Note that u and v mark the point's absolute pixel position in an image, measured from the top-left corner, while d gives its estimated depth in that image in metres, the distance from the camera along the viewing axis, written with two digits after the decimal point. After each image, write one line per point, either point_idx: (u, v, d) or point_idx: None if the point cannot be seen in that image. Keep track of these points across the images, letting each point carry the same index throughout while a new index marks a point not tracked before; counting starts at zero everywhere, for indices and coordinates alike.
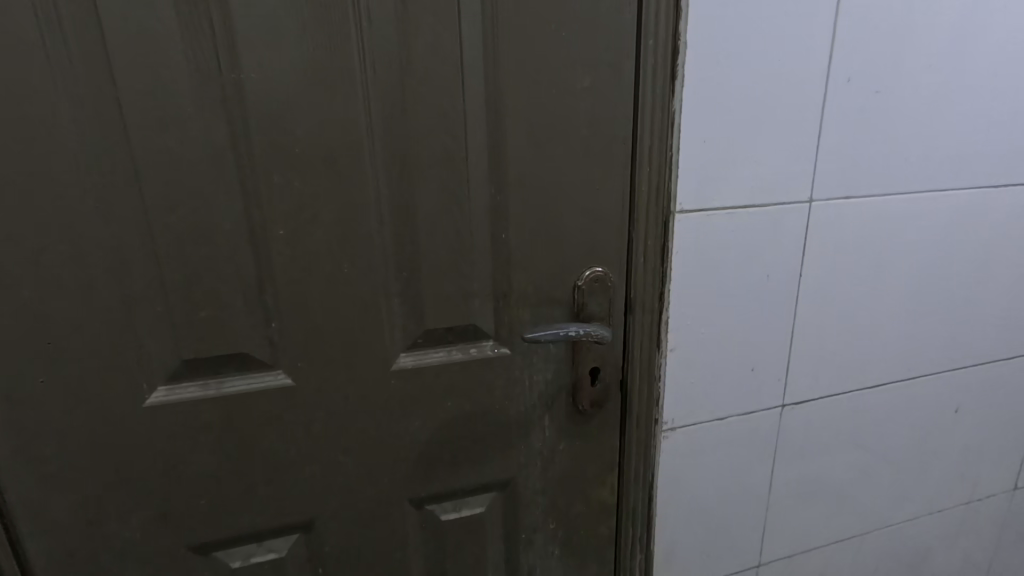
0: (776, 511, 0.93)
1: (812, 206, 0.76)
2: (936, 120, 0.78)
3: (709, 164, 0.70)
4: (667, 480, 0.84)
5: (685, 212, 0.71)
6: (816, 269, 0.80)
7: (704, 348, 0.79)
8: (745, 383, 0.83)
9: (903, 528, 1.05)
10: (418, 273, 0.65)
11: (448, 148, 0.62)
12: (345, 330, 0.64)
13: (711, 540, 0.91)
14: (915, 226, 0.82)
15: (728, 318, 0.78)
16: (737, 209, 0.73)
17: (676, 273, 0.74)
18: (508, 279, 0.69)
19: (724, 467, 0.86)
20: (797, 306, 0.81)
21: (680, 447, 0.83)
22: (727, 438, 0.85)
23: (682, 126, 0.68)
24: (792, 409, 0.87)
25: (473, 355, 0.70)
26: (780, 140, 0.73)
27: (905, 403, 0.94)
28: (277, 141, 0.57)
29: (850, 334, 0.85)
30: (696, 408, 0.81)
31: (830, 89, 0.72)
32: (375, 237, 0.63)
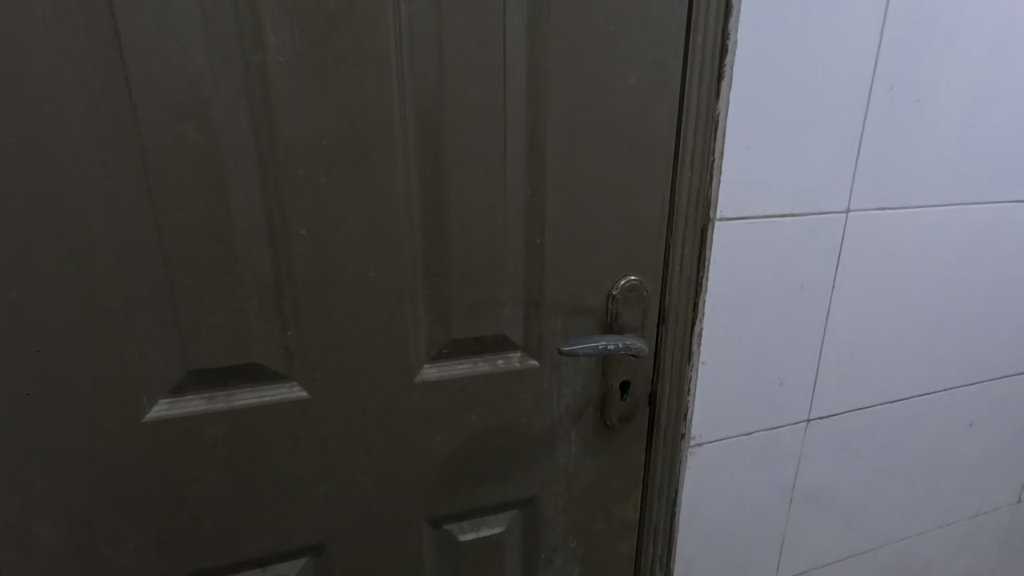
0: (794, 525, 0.91)
1: (848, 217, 0.74)
2: (971, 133, 0.77)
3: (750, 170, 0.68)
4: (691, 496, 0.81)
5: (723, 220, 0.68)
6: (849, 281, 0.78)
7: (734, 361, 0.76)
8: (772, 397, 0.80)
9: (913, 540, 1.04)
10: (447, 279, 0.61)
11: (485, 145, 0.58)
12: (368, 340, 0.60)
13: (730, 557, 0.88)
14: (944, 239, 0.81)
15: (760, 330, 0.76)
16: (775, 218, 0.71)
17: (711, 283, 0.71)
18: (541, 286, 0.65)
19: (747, 482, 0.84)
20: (827, 318, 0.79)
21: (706, 463, 0.80)
22: (752, 453, 0.82)
23: (725, 130, 0.65)
24: (815, 423, 0.85)
25: (500, 367, 0.66)
26: (820, 147, 0.70)
27: (923, 418, 0.93)
28: (305, 132, 0.52)
29: (876, 348, 0.84)
30: (723, 422, 0.78)
31: (872, 98, 0.70)
32: (405, 239, 0.58)
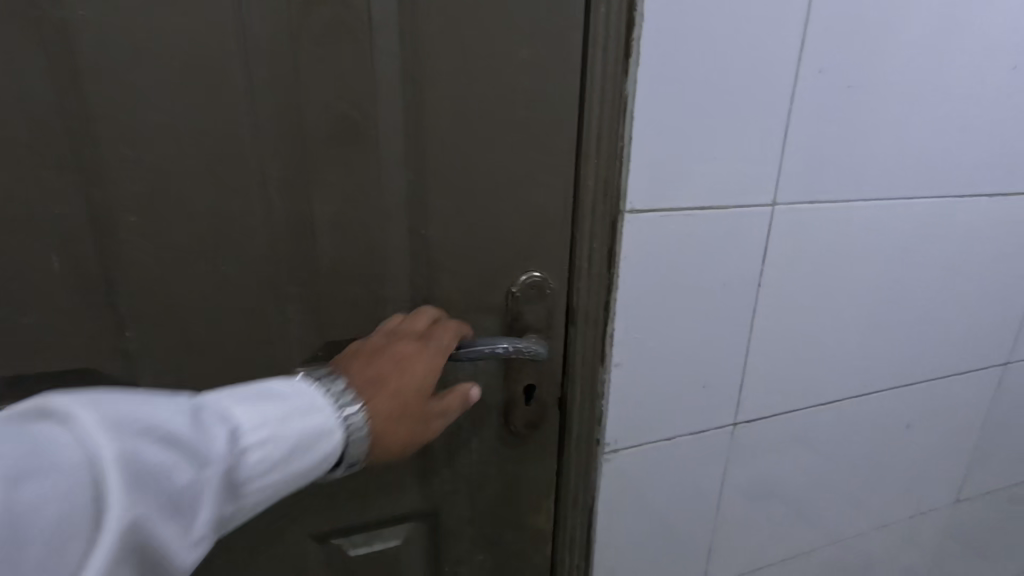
0: (723, 532, 0.88)
1: (774, 211, 0.69)
2: (907, 123, 0.72)
3: (666, 158, 0.62)
4: (610, 505, 0.76)
5: (635, 212, 0.62)
6: (776, 279, 0.73)
7: (652, 364, 0.71)
8: (695, 401, 0.75)
9: (850, 543, 1.01)
10: (317, 274, 0.54)
11: (354, 124, 0.51)
12: (224, 342, 0.53)
13: (655, 566, 0.84)
14: (877, 235, 0.76)
15: (680, 331, 0.71)
16: (694, 211, 0.65)
17: (624, 280, 0.65)
18: (430, 283, 0.59)
19: (670, 489, 0.80)
20: (753, 318, 0.74)
21: (624, 470, 0.75)
22: (675, 458, 0.78)
23: (635, 113, 0.59)
24: (743, 427, 0.81)
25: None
26: (745, 135, 0.65)
27: (858, 419, 0.90)
28: (127, 105, 0.45)
29: (807, 349, 0.80)
30: (642, 428, 0.74)
31: (802, 82, 0.65)
32: (262, 230, 0.51)
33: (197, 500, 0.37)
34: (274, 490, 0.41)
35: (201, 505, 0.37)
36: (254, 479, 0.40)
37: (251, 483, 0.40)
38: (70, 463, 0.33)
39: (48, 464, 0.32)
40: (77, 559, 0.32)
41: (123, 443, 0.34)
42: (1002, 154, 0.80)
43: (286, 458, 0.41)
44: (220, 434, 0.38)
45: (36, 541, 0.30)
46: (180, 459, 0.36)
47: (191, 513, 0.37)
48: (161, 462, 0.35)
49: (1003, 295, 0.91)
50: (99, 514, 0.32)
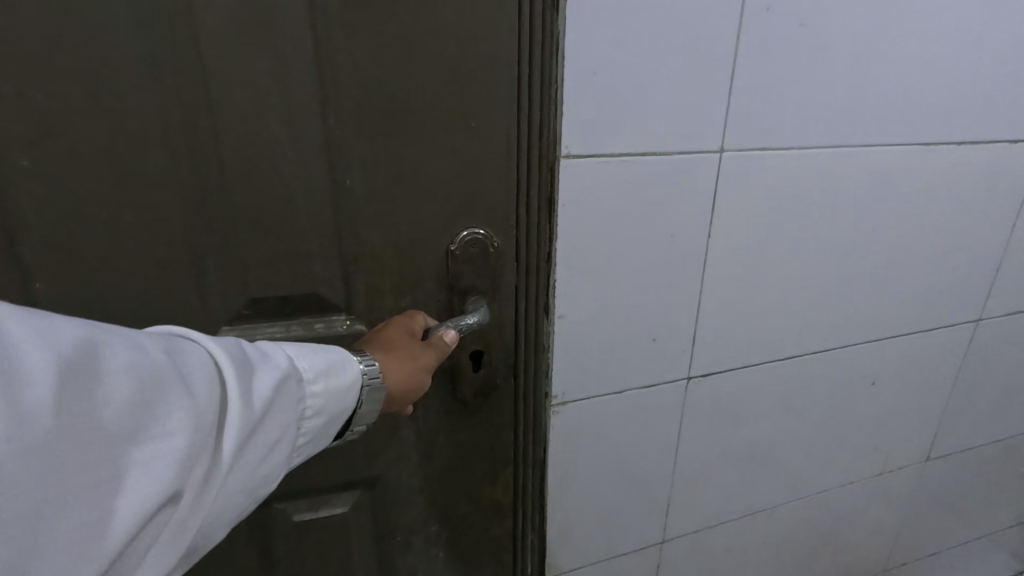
0: (682, 487, 0.87)
1: (723, 156, 0.67)
2: (864, 65, 0.69)
3: (605, 98, 0.59)
4: (559, 458, 0.75)
5: (572, 156, 0.59)
6: (728, 230, 0.71)
7: (599, 317, 0.69)
8: (645, 355, 0.74)
9: (815, 500, 1.01)
10: (232, 225, 0.52)
11: (262, 65, 0.48)
12: (135, 296, 0.52)
13: (610, 521, 0.84)
14: (835, 182, 0.74)
15: (628, 283, 0.69)
16: (637, 156, 0.63)
17: (564, 228, 0.62)
18: (356, 240, 0.56)
19: (622, 443, 0.79)
20: (705, 271, 0.72)
21: (573, 424, 0.74)
22: (627, 413, 0.76)
23: (568, 50, 0.55)
24: (697, 380, 0.79)
25: (320, 332, 0.59)
26: (690, 77, 0.62)
27: (820, 373, 0.88)
28: (0, 42, 0.42)
29: (763, 303, 0.78)
30: (590, 381, 0.72)
31: (749, 19, 0.61)
32: (167, 179, 0.49)
33: (279, 397, 0.38)
34: (331, 401, 0.43)
35: (282, 404, 0.38)
36: (315, 390, 0.42)
37: (311, 395, 0.42)
38: (186, 358, 0.34)
39: (178, 357, 0.33)
40: (213, 431, 0.33)
41: (210, 348, 0.36)
42: (969, 101, 0.77)
43: (329, 370, 0.43)
44: (278, 349, 0.41)
45: (180, 416, 0.31)
46: (255, 362, 0.38)
47: (281, 404, 0.38)
48: (242, 359, 0.37)
49: (972, 250, 0.88)
50: (212, 396, 0.33)
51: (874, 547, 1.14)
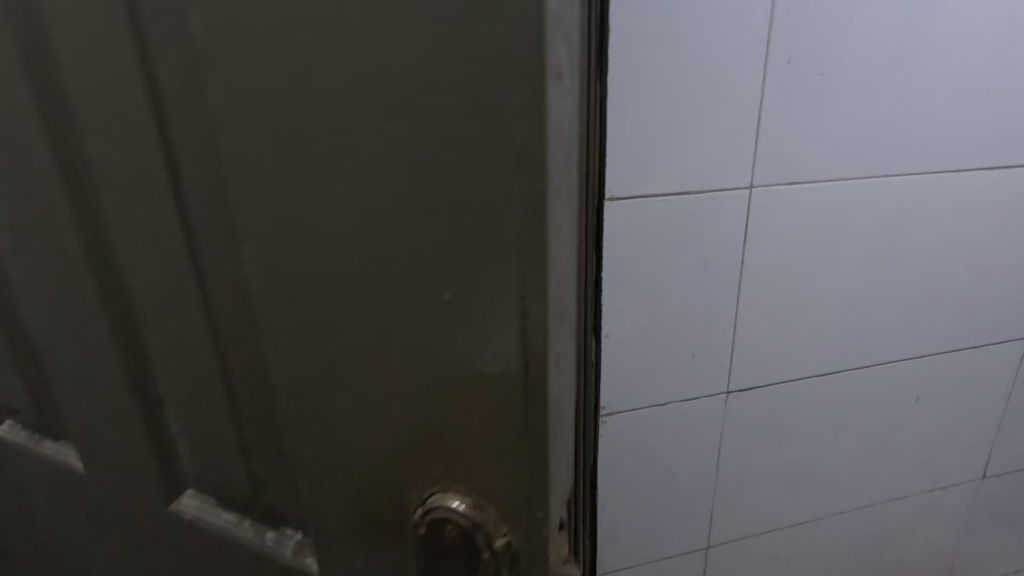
0: (722, 496, 0.86)
1: (753, 194, 0.67)
2: (888, 108, 0.67)
3: (636, 153, 0.62)
4: (605, 456, 0.78)
5: (615, 199, 0.63)
6: (759, 265, 0.71)
7: (641, 339, 0.72)
8: (682, 372, 0.75)
9: (856, 515, 0.94)
10: (160, 374, 0.37)
11: (149, 171, 0.30)
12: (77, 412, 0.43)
13: (651, 521, 0.84)
14: (869, 211, 0.72)
15: (670, 313, 0.71)
16: (671, 197, 0.65)
17: (608, 248, 0.66)
18: (259, 440, 0.35)
19: (667, 450, 0.80)
20: (737, 297, 0.72)
21: (620, 432, 0.77)
22: (668, 425, 0.78)
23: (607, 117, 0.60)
24: (735, 396, 0.79)
25: (272, 547, 0.39)
26: (713, 132, 0.63)
27: (867, 389, 0.84)
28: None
29: (796, 327, 0.76)
30: (634, 392, 0.74)
31: (770, 75, 0.62)
32: (78, 298, 0.37)
33: None
34: None
35: None
36: None
37: None
38: None
39: None
40: None
41: None
42: (1012, 123, 0.71)
43: None
44: None
45: None
46: None
47: None
48: None
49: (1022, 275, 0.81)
50: None
51: (926, 564, 1.04)
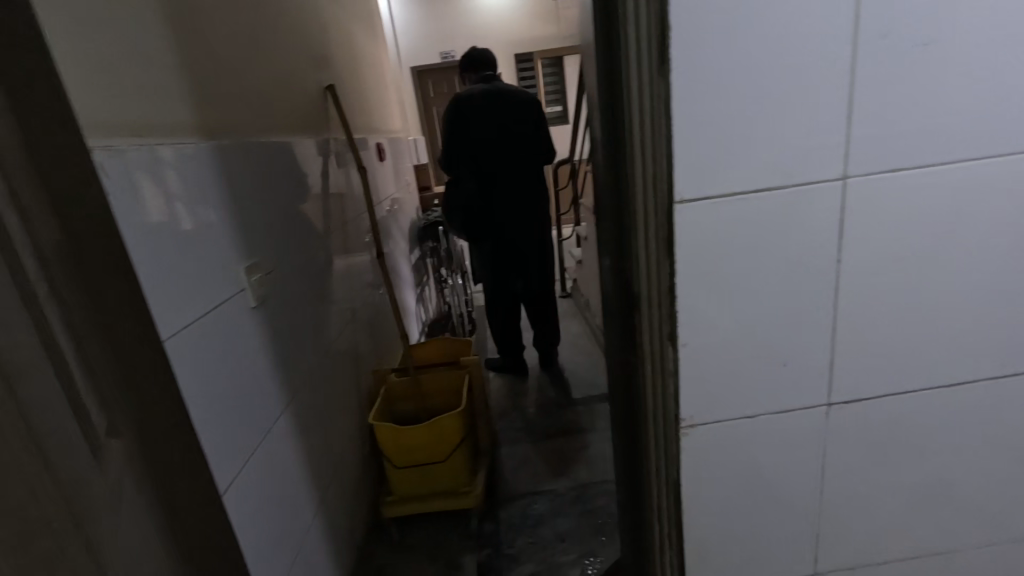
0: (829, 519, 0.78)
1: (847, 184, 0.60)
2: (1011, 75, 0.58)
3: (710, 147, 0.57)
4: (693, 476, 0.71)
5: (688, 199, 0.59)
6: (858, 263, 0.64)
7: (725, 347, 0.66)
8: (773, 382, 0.68)
9: (1002, 548, 0.81)
10: None
11: None
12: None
13: (749, 546, 0.78)
14: (997, 195, 0.62)
15: (756, 318, 0.65)
16: (751, 192, 0.60)
17: (683, 249, 0.61)
18: None
19: (763, 465, 0.73)
20: (833, 299, 0.65)
21: (706, 447, 0.70)
22: (761, 440, 0.71)
23: (674, 112, 0.56)
24: (837, 408, 0.71)
25: None
26: (796, 119, 0.58)
27: (1007, 401, 0.72)
28: None
29: (916, 327, 0.68)
30: (718, 404, 0.68)
31: (858, 52, 0.56)
32: None
33: None
34: None
35: None
36: None
37: None
38: None
39: None
40: None
41: None
42: None
43: None
44: None
45: None
46: None
47: None
48: None
49: None
50: None
51: None
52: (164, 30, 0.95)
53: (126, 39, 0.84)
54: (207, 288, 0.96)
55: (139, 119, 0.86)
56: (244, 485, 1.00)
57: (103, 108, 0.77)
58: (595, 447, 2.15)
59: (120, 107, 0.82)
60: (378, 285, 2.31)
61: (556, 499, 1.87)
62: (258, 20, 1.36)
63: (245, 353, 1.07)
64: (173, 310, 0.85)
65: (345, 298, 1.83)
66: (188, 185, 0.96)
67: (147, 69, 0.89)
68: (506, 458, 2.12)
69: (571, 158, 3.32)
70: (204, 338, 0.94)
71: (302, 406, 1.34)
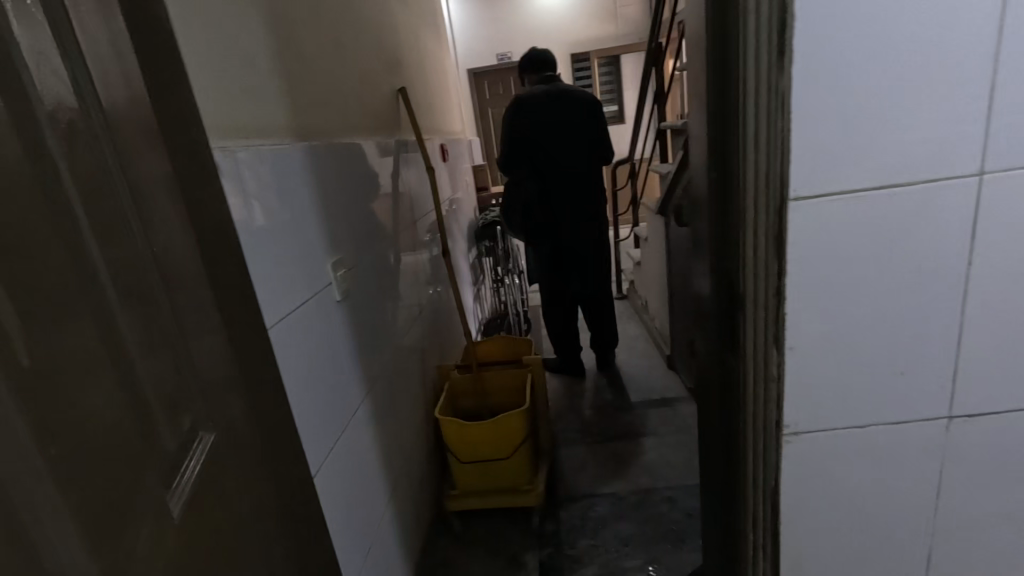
0: (944, 543, 0.72)
1: (983, 181, 0.56)
2: None
3: (830, 143, 0.55)
4: (795, 483, 0.68)
5: (801, 198, 0.57)
6: (992, 266, 0.59)
7: (836, 353, 0.62)
8: (887, 392, 0.64)
9: None
10: None
11: None
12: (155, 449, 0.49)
13: (850, 565, 0.73)
14: None
15: (872, 323, 0.61)
16: (872, 191, 0.56)
17: (794, 249, 0.58)
18: None
19: (871, 479, 0.68)
20: (961, 305, 0.60)
21: (809, 457, 0.67)
22: (870, 453, 0.67)
23: (791, 108, 0.54)
24: (959, 423, 0.66)
25: None
26: (927, 112, 0.54)
27: None
28: None
29: None
30: (825, 412, 0.65)
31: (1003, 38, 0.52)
32: None
33: None
34: None
35: None
36: None
37: None
38: None
39: None
40: None
41: None
42: None
43: None
44: None
45: None
46: None
47: None
48: None
49: None
50: None
51: None
52: (264, 37, 1.01)
53: (234, 47, 0.91)
54: (297, 281, 1.02)
55: (244, 121, 0.92)
56: (328, 472, 1.04)
57: (215, 111, 0.84)
58: (656, 452, 2.09)
59: (230, 110, 0.88)
60: (441, 283, 2.36)
61: (618, 502, 1.84)
62: (341, 26, 1.43)
63: (329, 344, 1.12)
64: (271, 300, 0.91)
65: (413, 294, 1.88)
66: (284, 184, 1.02)
67: (250, 74, 0.96)
68: (565, 459, 2.11)
69: (631, 158, 3.27)
70: (296, 329, 0.99)
71: (377, 397, 1.38)
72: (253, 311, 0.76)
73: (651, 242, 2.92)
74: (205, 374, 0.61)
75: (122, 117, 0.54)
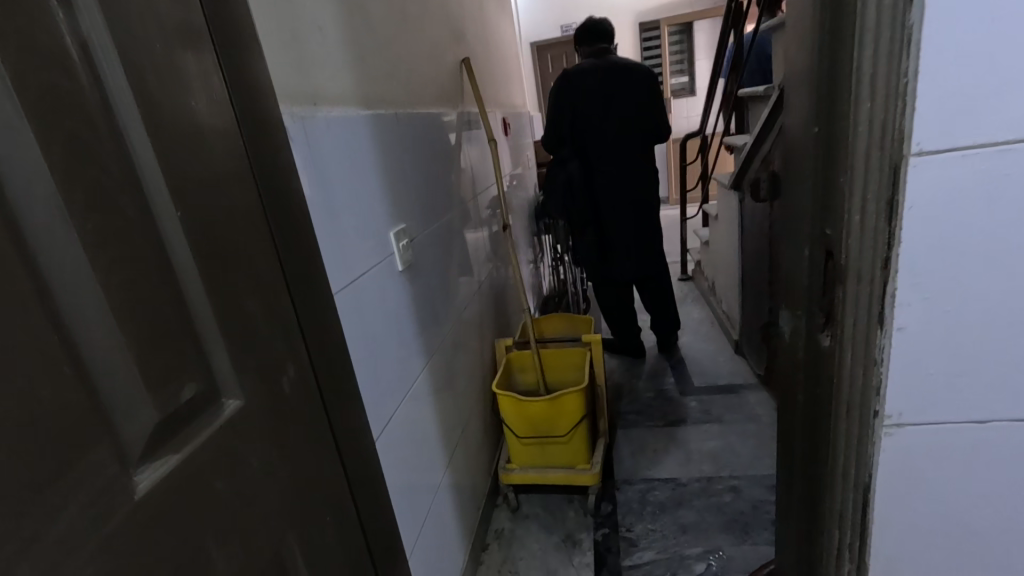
0: None
1: None
2: None
3: (965, 88, 0.46)
4: (893, 481, 0.61)
5: (926, 153, 0.48)
6: None
7: (954, 336, 0.54)
8: (1015, 383, 0.55)
9: None
10: None
11: None
12: (122, 428, 0.45)
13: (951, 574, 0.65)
14: None
15: (1001, 303, 0.52)
16: (1014, 143, 0.47)
17: (909, 213, 0.50)
18: None
19: (984, 481, 0.60)
20: None
21: (911, 452, 0.59)
22: (986, 452, 0.58)
23: (920, 46, 0.46)
24: None
25: None
26: None
27: None
28: None
29: None
30: (936, 402, 0.57)
31: None
32: None
33: None
34: None
35: None
36: None
37: None
38: None
39: None
40: None
41: None
42: None
43: None
44: None
45: None
46: None
47: None
48: None
49: None
50: None
51: None
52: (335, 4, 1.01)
53: (305, 14, 0.91)
54: (361, 250, 1.02)
55: (315, 89, 0.93)
56: (389, 437, 1.07)
57: (284, 76, 0.84)
58: (719, 440, 2.00)
59: (301, 77, 0.89)
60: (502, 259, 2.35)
61: (678, 489, 1.78)
62: None
63: (392, 313, 1.14)
64: (336, 266, 0.92)
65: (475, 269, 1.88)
66: (352, 154, 1.03)
67: (321, 42, 0.96)
68: (622, 440, 2.07)
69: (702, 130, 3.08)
70: (359, 297, 1.00)
71: (437, 368, 1.40)
72: (321, 274, 0.77)
73: (721, 220, 2.75)
74: (263, 334, 0.61)
75: (188, 78, 0.54)
